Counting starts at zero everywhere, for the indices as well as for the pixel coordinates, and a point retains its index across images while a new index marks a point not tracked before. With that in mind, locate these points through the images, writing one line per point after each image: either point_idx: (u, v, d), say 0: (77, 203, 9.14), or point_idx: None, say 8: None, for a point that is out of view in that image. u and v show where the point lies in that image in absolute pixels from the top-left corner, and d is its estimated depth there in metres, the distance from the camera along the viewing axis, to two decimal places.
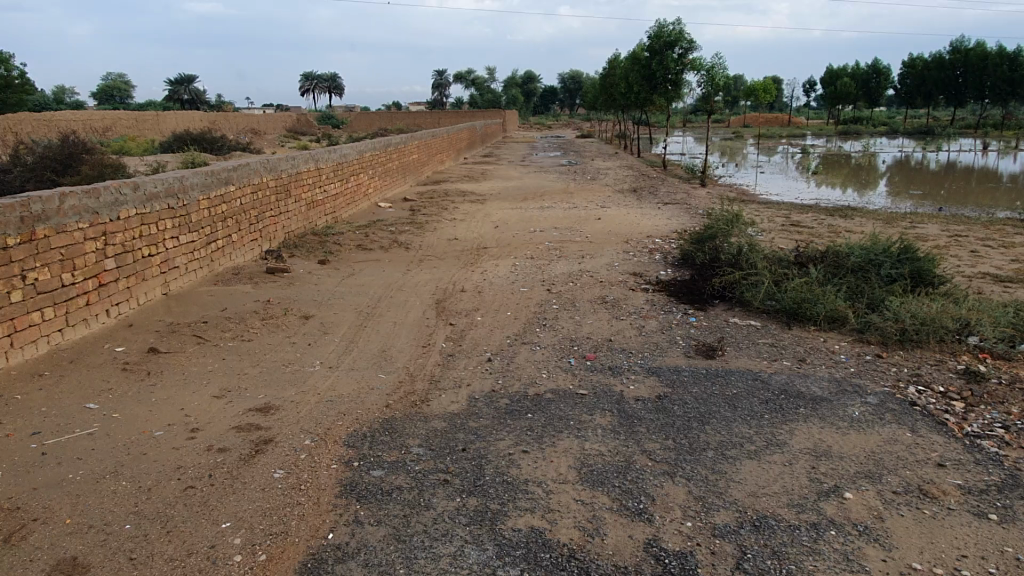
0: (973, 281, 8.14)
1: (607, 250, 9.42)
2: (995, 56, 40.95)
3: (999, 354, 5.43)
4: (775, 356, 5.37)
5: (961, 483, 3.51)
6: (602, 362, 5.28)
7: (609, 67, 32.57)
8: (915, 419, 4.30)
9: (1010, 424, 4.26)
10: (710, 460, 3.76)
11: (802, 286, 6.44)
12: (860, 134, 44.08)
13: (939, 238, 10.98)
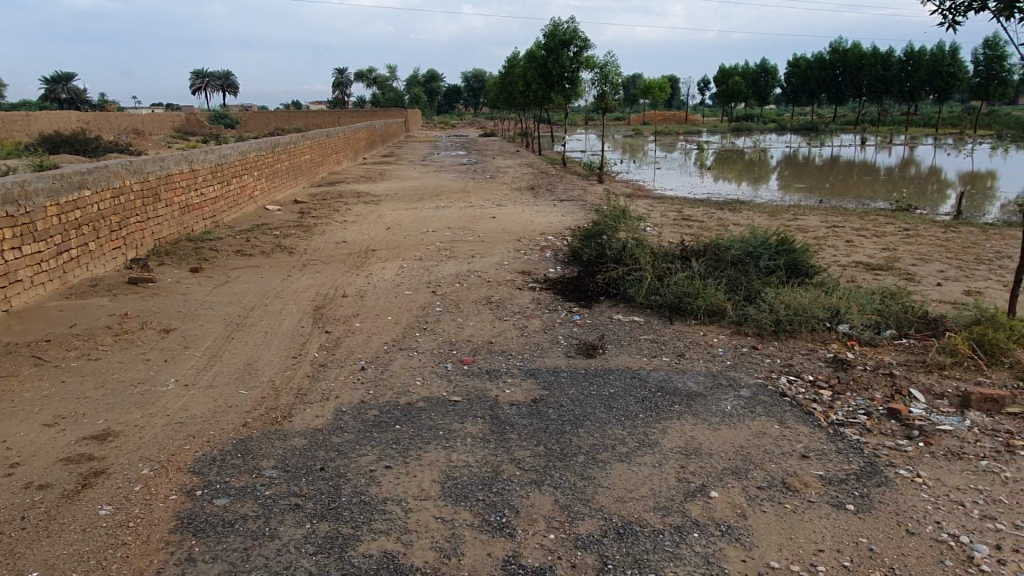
0: (848, 270, 8.47)
1: (499, 249, 9.29)
2: (870, 57, 43.73)
3: (865, 341, 5.62)
4: (654, 353, 5.34)
5: (823, 473, 3.53)
6: (480, 366, 5.10)
7: (508, 66, 32.62)
8: (784, 410, 4.34)
9: (872, 411, 4.36)
10: (580, 465, 3.64)
11: (683, 281, 6.48)
12: (751, 130, 45.97)
13: (818, 229, 11.45)
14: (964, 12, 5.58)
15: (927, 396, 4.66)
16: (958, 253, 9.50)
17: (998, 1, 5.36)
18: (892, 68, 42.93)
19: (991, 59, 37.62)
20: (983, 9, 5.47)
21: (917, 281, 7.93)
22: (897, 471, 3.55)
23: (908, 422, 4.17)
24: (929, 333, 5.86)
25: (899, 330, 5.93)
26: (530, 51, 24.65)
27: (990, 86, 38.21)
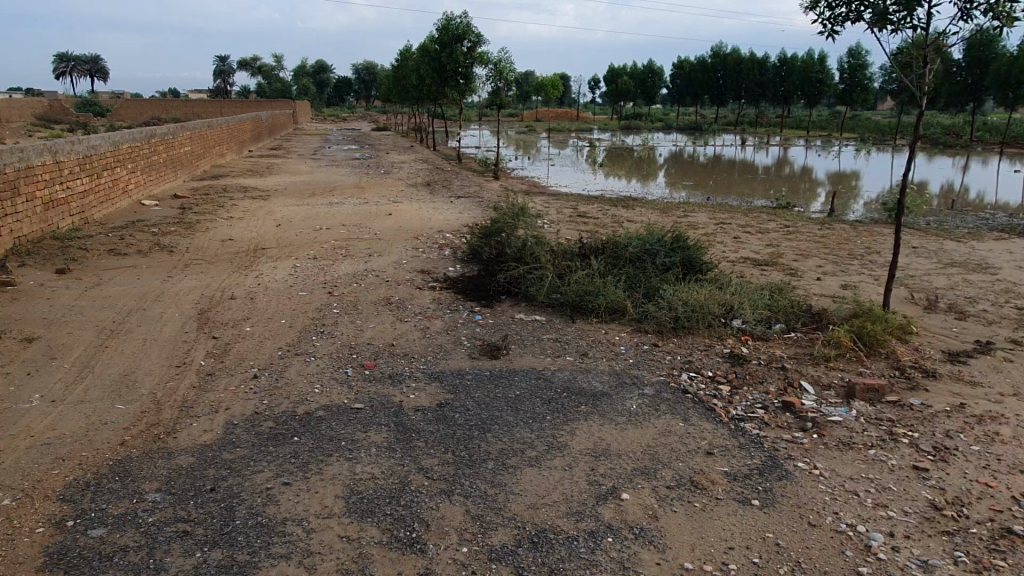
0: (737, 266, 8.82)
1: (396, 246, 9.06)
2: (749, 62, 46.09)
3: (757, 336, 5.85)
4: (558, 352, 5.32)
5: (728, 470, 3.60)
6: (382, 370, 4.91)
7: (400, 60, 32.09)
8: (687, 407, 4.42)
9: (769, 404, 4.52)
10: (490, 471, 3.55)
11: (584, 279, 6.52)
12: (640, 129, 47.42)
13: (707, 226, 11.90)
14: (841, 22, 5.88)
15: (816, 387, 4.89)
16: (833, 249, 10.10)
17: (872, 12, 5.69)
18: (768, 73, 45.45)
19: (854, 67, 40.69)
20: (858, 20, 5.80)
21: (799, 276, 8.36)
22: (795, 464, 3.67)
23: (802, 414, 4.35)
24: (815, 326, 6.16)
25: (787, 324, 6.20)
26: (422, 45, 24.30)
27: (853, 92, 41.14)
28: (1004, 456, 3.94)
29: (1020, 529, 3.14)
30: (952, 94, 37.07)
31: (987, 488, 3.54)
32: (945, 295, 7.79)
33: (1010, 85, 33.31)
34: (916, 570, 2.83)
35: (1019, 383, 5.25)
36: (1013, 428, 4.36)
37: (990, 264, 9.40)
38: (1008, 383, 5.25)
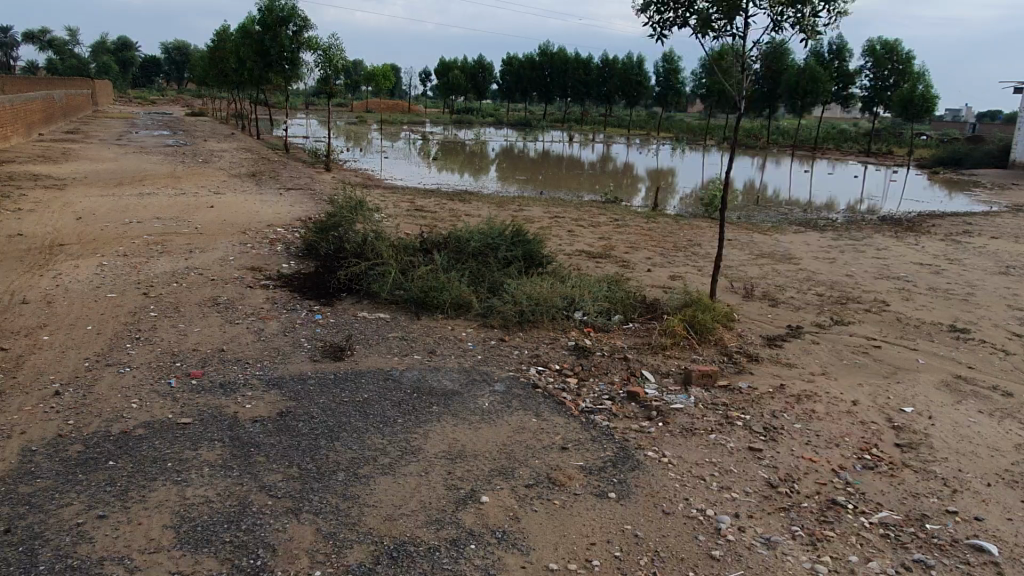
0: (574, 259, 9.07)
1: (221, 242, 8.37)
2: (574, 62, 47.90)
3: (599, 327, 6.01)
4: (405, 351, 5.13)
5: (583, 464, 3.62)
6: (211, 379, 4.46)
7: (217, 40, 29.92)
8: (538, 402, 4.41)
9: (615, 395, 4.63)
10: (341, 484, 3.31)
11: (427, 275, 6.36)
12: (472, 123, 47.80)
13: (543, 219, 12.16)
14: (670, 26, 6.16)
15: (657, 375, 5.09)
16: (659, 242, 10.67)
17: (697, 19, 5.99)
18: (592, 73, 47.54)
19: (668, 71, 43.67)
20: (685, 26, 6.09)
21: (631, 268, 8.73)
22: (645, 453, 3.77)
23: (646, 403, 4.50)
24: (651, 317, 6.43)
25: (625, 315, 6.42)
26: (243, 26, 22.80)
27: (668, 95, 44.12)
28: (822, 431, 4.31)
29: (843, 500, 3.43)
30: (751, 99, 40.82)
31: (812, 464, 3.83)
32: (759, 284, 8.47)
33: (798, 94, 37.26)
34: (761, 547, 2.98)
35: (827, 363, 5.80)
36: (826, 405, 4.79)
37: (792, 255, 10.38)
38: (818, 363, 5.78)
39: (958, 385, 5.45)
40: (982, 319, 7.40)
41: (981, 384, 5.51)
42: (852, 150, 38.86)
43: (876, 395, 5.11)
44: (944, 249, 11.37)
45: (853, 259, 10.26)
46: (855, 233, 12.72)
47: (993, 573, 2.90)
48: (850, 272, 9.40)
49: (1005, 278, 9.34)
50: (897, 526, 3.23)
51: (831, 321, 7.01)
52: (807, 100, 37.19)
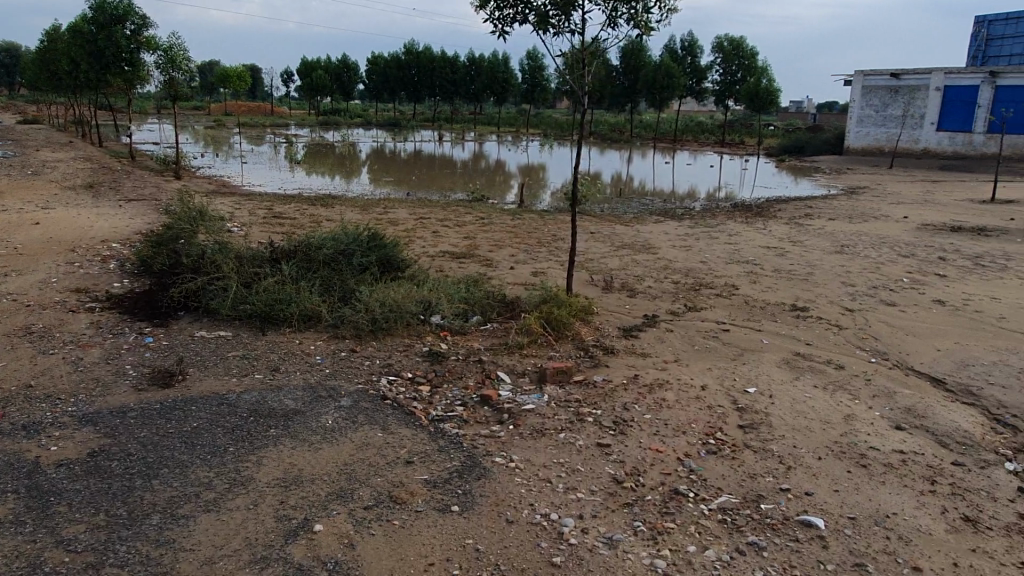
0: (436, 261, 8.92)
1: (43, 262, 7.59)
2: (440, 60, 47.69)
3: (456, 330, 5.89)
4: (246, 371, 4.80)
5: (427, 477, 3.47)
6: (12, 421, 3.96)
7: (47, 42, 27.53)
8: (386, 414, 4.23)
9: (468, 400, 4.52)
10: (155, 528, 3.00)
11: (273, 287, 6.02)
12: (339, 124, 46.58)
13: (408, 221, 11.93)
14: (510, 22, 6.11)
15: (512, 376, 5.03)
16: (524, 238, 10.69)
17: (535, 15, 5.97)
18: (459, 71, 47.51)
19: (533, 68, 44.27)
20: (525, 22, 6.06)
21: (494, 267, 8.68)
22: (493, 460, 3.68)
23: (499, 406, 4.42)
24: (510, 315, 6.38)
25: (484, 315, 6.32)
26: (73, 25, 21.05)
27: (535, 92, 44.84)
28: (669, 419, 4.38)
29: (685, 488, 3.47)
30: (613, 95, 42.11)
31: (658, 454, 3.86)
32: (618, 275, 8.63)
33: (656, 90, 38.71)
34: (603, 548, 2.94)
35: (679, 350, 5.95)
36: (675, 392, 4.88)
37: (651, 245, 10.68)
38: (670, 351, 5.92)
39: (797, 362, 5.74)
40: (820, 297, 7.88)
41: (818, 360, 5.82)
42: (708, 141, 40.95)
43: (723, 378, 5.29)
44: (788, 232, 12.08)
45: (707, 246, 10.71)
46: (709, 220, 13.30)
47: (819, 547, 3.01)
48: (703, 258, 9.78)
49: (840, 257, 10.02)
50: (734, 509, 3.29)
51: (685, 308, 7.23)
52: (665, 95, 38.74)
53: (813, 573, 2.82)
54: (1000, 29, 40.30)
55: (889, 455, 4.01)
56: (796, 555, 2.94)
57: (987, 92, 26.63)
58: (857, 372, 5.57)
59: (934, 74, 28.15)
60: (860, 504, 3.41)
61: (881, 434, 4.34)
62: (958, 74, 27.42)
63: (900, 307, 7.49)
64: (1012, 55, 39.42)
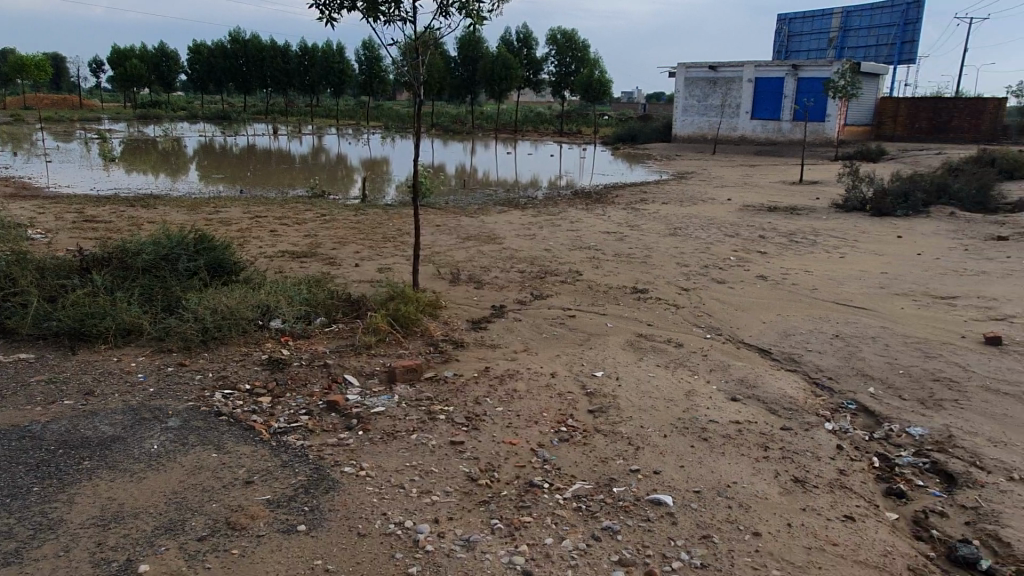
0: (275, 261, 8.43)
1: None
2: (270, 50, 45.47)
3: (298, 334, 5.57)
4: (54, 397, 4.25)
5: (270, 497, 3.22)
6: None
7: None
8: (221, 432, 3.90)
9: (312, 409, 4.27)
10: None
11: (85, 300, 5.40)
12: (160, 118, 43.21)
13: (242, 221, 11.22)
14: (337, 9, 5.84)
15: (359, 378, 4.82)
16: (367, 234, 10.37)
17: (364, 1, 5.73)
18: (291, 61, 45.56)
19: (370, 59, 43.28)
20: (353, 9, 5.81)
21: (337, 265, 8.35)
22: (341, 470, 3.49)
23: (346, 412, 4.21)
24: (355, 314, 6.13)
25: (327, 316, 6.03)
26: None
27: (372, 83, 43.99)
28: (521, 410, 4.37)
29: (540, 479, 3.46)
30: (453, 86, 42.10)
31: (511, 447, 3.83)
32: (465, 267, 8.57)
33: (496, 81, 39.08)
34: (460, 551, 2.85)
35: (528, 339, 5.99)
36: (526, 382, 4.89)
37: (496, 235, 10.73)
38: (520, 340, 5.94)
39: (640, 344, 5.95)
40: (657, 278, 8.25)
41: (658, 340, 6.07)
42: (548, 131, 42.03)
43: (571, 363, 5.37)
44: (625, 217, 12.60)
45: (550, 234, 10.92)
46: (552, 209, 13.60)
47: (669, 523, 3.10)
48: (548, 246, 9.95)
49: (673, 239, 10.57)
50: (588, 496, 3.32)
51: (532, 297, 7.30)
52: (504, 86, 39.20)
53: (665, 551, 2.90)
54: (798, 26, 44.44)
55: (726, 427, 4.24)
56: (649, 535, 3.00)
57: (791, 83, 29.27)
58: (694, 349, 5.87)
59: (746, 67, 30.55)
60: (704, 476, 3.56)
61: (718, 407, 4.58)
62: (766, 66, 29.94)
63: (728, 284, 8.01)
64: (810, 49, 43.60)
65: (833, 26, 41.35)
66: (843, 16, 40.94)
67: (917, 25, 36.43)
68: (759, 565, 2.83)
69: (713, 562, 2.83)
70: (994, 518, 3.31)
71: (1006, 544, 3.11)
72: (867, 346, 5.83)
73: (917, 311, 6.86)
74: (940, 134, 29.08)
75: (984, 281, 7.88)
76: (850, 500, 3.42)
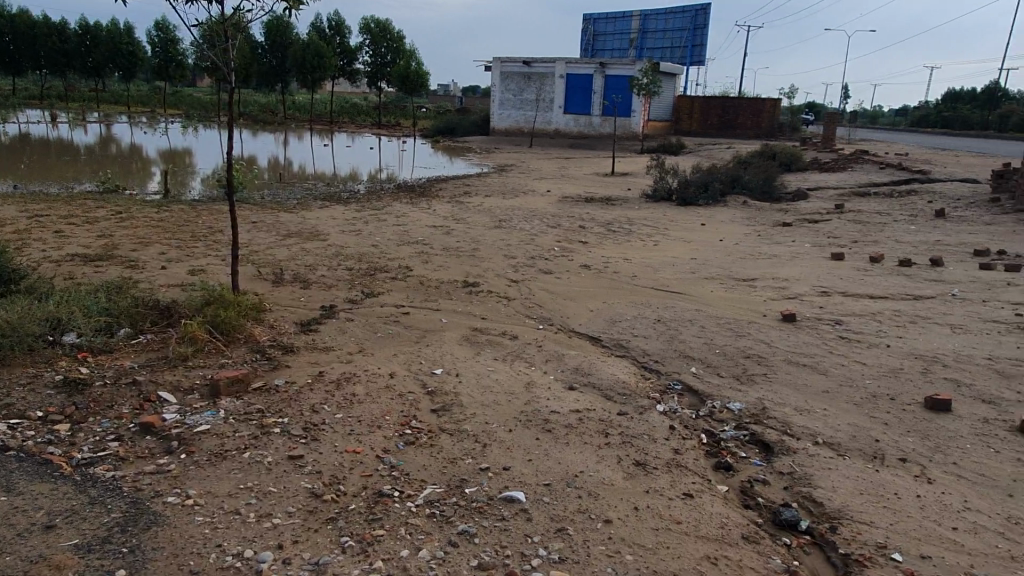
0: (63, 266, 7.46)
1: None
2: (42, 27, 40.36)
3: (98, 349, 4.95)
4: None
5: (77, 541, 2.81)
6: None
7: None
8: (10, 470, 3.35)
9: (123, 433, 3.80)
10: None
11: None
12: None
13: (18, 220, 9.84)
14: None
15: (176, 395, 4.37)
16: (173, 233, 9.49)
17: None
18: (70, 40, 40.77)
19: (165, 41, 39.82)
20: None
21: (140, 268, 7.56)
22: (164, 501, 3.12)
23: (164, 434, 3.78)
24: (166, 323, 5.55)
25: (133, 327, 5.41)
26: None
27: (168, 68, 40.53)
28: (362, 415, 4.17)
29: (389, 488, 3.31)
30: (261, 74, 39.84)
31: (355, 456, 3.64)
32: (288, 266, 8.10)
33: (308, 70, 37.48)
34: None
35: (362, 339, 5.76)
36: (364, 385, 4.69)
37: (319, 231, 10.27)
38: (353, 341, 5.70)
39: (476, 338, 5.94)
40: (488, 271, 8.30)
41: (494, 333, 6.10)
42: (365, 123, 41.10)
43: (409, 362, 5.24)
44: (451, 210, 12.60)
45: (376, 228, 10.64)
46: (375, 203, 13.28)
47: (524, 520, 3.09)
48: (375, 242, 9.69)
49: (500, 231, 10.71)
50: (440, 500, 3.23)
51: (363, 295, 7.05)
52: (317, 75, 37.71)
53: (523, 549, 2.88)
54: (602, 27, 46.91)
55: (568, 416, 4.33)
56: (506, 534, 2.97)
57: (598, 80, 30.95)
58: (529, 340, 5.96)
59: (557, 64, 31.76)
60: (552, 469, 3.60)
61: (558, 397, 4.67)
62: (575, 63, 31.32)
63: (556, 274, 8.24)
64: (613, 49, 46.19)
65: (633, 28, 44.12)
66: (641, 18, 43.79)
67: (705, 30, 39.85)
68: (613, 552, 2.89)
69: (570, 554, 2.86)
70: (807, 480, 3.65)
71: (820, 503, 3.43)
72: (685, 328, 6.24)
73: (724, 293, 7.46)
74: (729, 130, 32.04)
75: (776, 263, 8.76)
76: (686, 477, 3.62)
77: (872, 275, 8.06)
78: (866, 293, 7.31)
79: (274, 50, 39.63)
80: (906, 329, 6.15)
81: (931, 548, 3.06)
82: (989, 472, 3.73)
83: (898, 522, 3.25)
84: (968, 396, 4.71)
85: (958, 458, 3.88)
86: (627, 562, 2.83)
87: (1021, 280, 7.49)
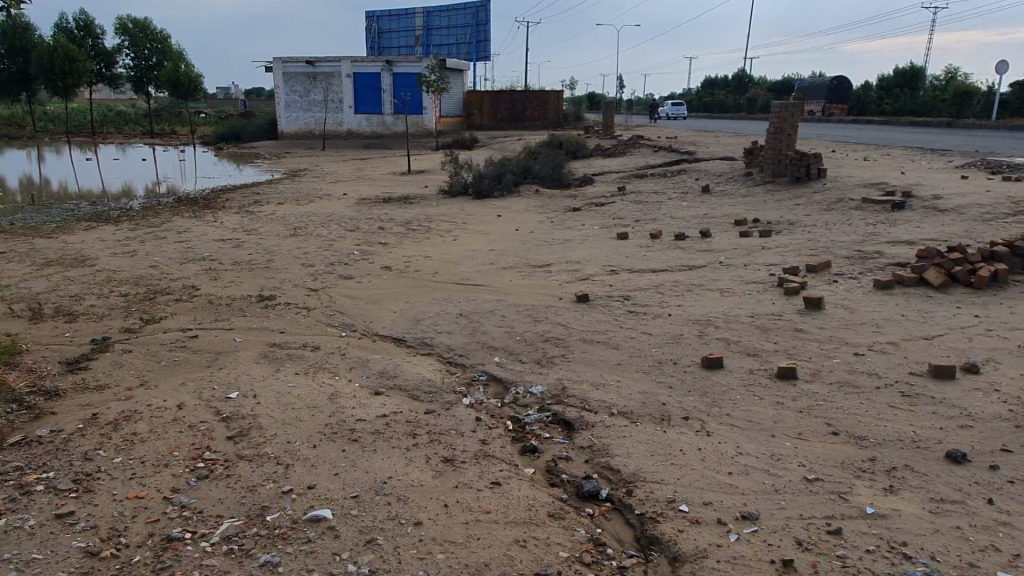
0: None
1: None
2: None
3: None
4: None
5: None
6: None
7: None
8: None
9: None
10: None
11: None
12: None
13: None
14: None
15: None
16: None
17: None
18: None
19: None
20: None
21: None
22: None
23: None
24: None
25: None
26: None
27: None
28: (146, 456, 3.80)
29: (178, 531, 3.05)
30: None
31: (139, 502, 3.31)
32: (48, 299, 7.19)
33: (57, 76, 33.28)
34: None
35: (142, 371, 5.26)
36: (148, 421, 4.28)
37: (86, 256, 9.22)
38: (132, 374, 5.18)
39: (274, 353, 5.65)
40: (284, 282, 7.93)
41: (293, 346, 5.83)
42: (134, 133, 37.53)
43: (199, 389, 4.85)
44: (240, 221, 11.87)
45: (154, 247, 9.76)
46: (153, 219, 12.17)
47: (332, 538, 2.98)
48: (152, 262, 8.87)
49: (295, 240, 10.27)
50: (238, 534, 3.03)
51: (142, 322, 6.43)
52: (71, 81, 33.66)
53: (331, 568, 2.78)
54: (385, 25, 46.49)
55: (374, 422, 4.24)
56: (311, 557, 2.85)
57: (387, 78, 30.75)
58: (331, 349, 5.76)
59: (343, 62, 31.03)
60: (359, 479, 3.51)
61: (363, 404, 4.56)
62: (361, 62, 30.84)
63: (357, 279, 8.05)
64: (399, 47, 46.00)
65: (417, 24, 44.32)
66: (424, 16, 44.02)
67: (487, 26, 41.03)
68: (424, 554, 2.88)
69: (381, 564, 2.80)
70: (605, 451, 3.87)
71: (617, 470, 3.66)
72: (487, 319, 6.37)
73: (522, 281, 7.72)
74: (519, 122, 33.23)
75: (569, 247, 9.25)
76: (494, 466, 3.69)
77: (652, 250, 8.75)
78: (648, 268, 7.92)
79: (12, 55, 34.84)
80: (683, 297, 6.76)
81: (711, 494, 3.37)
82: (756, 417, 4.18)
83: (684, 475, 3.54)
84: (737, 352, 5.26)
85: (732, 409, 4.32)
86: (438, 561, 2.83)
87: (773, 243, 8.51)
